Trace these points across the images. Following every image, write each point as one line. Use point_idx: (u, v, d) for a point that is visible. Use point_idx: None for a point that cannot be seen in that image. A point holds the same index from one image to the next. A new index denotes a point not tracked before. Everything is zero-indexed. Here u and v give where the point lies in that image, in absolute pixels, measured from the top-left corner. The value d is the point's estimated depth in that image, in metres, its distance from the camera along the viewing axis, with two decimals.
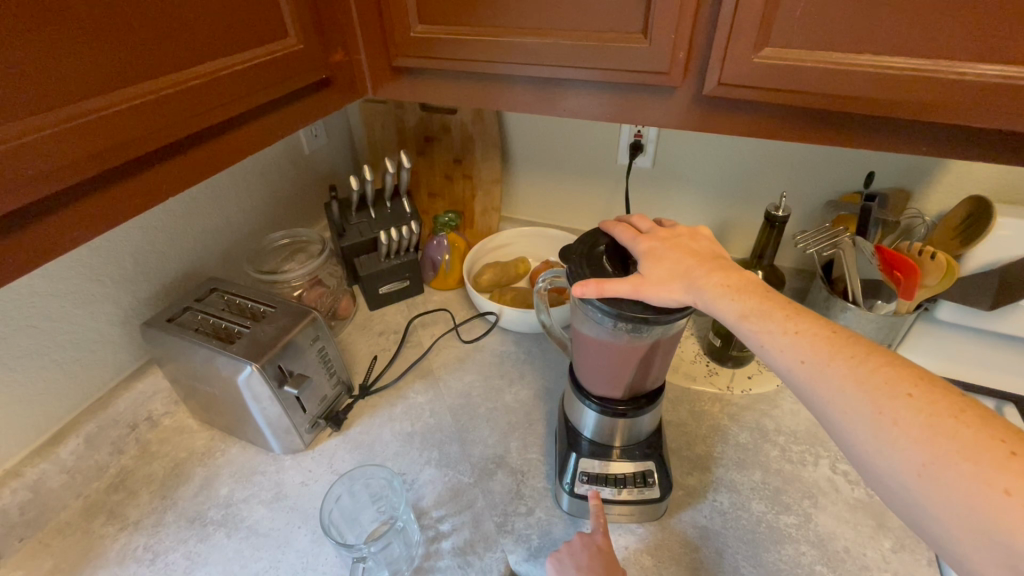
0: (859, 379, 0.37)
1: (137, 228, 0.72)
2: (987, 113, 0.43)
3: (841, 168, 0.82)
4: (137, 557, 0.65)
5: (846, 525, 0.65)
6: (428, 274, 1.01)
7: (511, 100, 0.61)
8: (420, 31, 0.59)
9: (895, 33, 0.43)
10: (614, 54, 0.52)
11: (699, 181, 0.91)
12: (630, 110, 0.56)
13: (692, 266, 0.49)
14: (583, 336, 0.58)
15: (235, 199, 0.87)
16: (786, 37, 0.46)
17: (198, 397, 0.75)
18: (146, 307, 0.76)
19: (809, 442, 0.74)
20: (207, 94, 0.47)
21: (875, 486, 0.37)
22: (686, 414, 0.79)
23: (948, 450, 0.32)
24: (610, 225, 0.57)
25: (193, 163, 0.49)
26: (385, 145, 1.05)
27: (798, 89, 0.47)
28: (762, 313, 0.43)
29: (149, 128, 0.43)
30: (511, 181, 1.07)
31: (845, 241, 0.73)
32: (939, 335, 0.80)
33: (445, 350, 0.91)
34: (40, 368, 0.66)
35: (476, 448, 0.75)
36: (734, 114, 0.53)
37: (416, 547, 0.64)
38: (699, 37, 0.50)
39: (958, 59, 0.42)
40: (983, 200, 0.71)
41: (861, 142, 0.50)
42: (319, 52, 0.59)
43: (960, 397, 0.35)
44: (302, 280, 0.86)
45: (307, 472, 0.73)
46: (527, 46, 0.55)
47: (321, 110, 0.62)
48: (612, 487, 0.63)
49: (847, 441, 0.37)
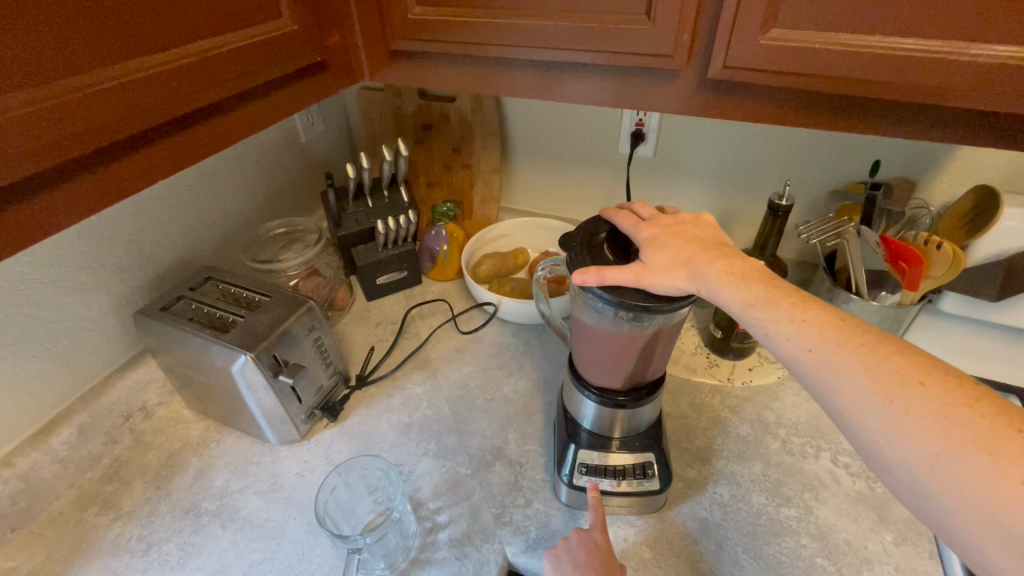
0: (869, 367, 0.36)
1: (129, 215, 0.70)
2: (1001, 96, 0.42)
3: (846, 157, 0.80)
4: (131, 548, 0.64)
5: (848, 518, 0.64)
6: (427, 263, 1.00)
7: (511, 85, 0.59)
8: (417, 14, 0.58)
9: (906, 13, 0.41)
10: (616, 37, 0.51)
11: (701, 170, 0.90)
12: (632, 94, 0.55)
13: (695, 254, 0.48)
14: (583, 324, 0.57)
15: (230, 186, 0.86)
16: (794, 19, 0.45)
17: (193, 387, 0.74)
18: (139, 296, 0.75)
19: (811, 434, 0.74)
20: (198, 75, 0.46)
21: (884, 477, 0.36)
22: (686, 406, 0.78)
23: (963, 439, 0.32)
24: (611, 212, 0.56)
25: (183, 146, 0.47)
26: (383, 133, 1.04)
27: (806, 73, 0.46)
28: (767, 300, 0.42)
29: (137, 108, 0.42)
30: (511, 171, 1.05)
31: (849, 230, 0.72)
32: (943, 326, 0.79)
33: (443, 341, 0.90)
34: (31, 356, 0.65)
35: (474, 439, 0.75)
36: (738, 99, 0.51)
37: (412, 539, 0.64)
38: (704, 18, 0.48)
39: (971, 40, 0.41)
40: (989, 188, 0.70)
41: (870, 127, 0.48)
42: (313, 33, 0.57)
43: (972, 386, 0.34)
44: (298, 269, 0.84)
45: (304, 463, 0.73)
46: (528, 28, 0.53)
47: (316, 94, 0.61)
48: (611, 478, 0.63)
49: (856, 431, 0.37)
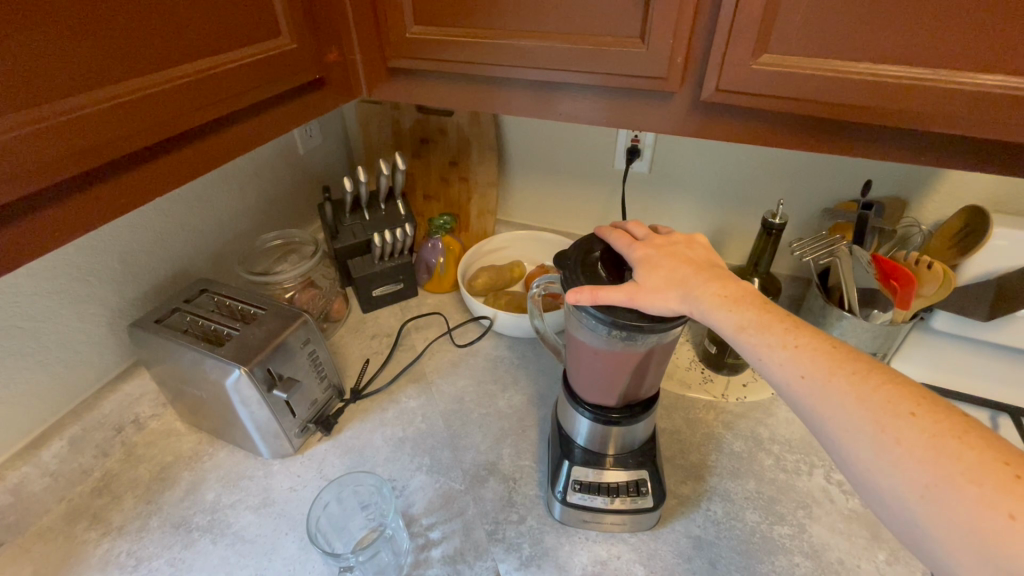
0: (861, 396, 0.37)
1: (125, 227, 0.71)
2: (987, 124, 0.43)
3: (837, 176, 0.82)
4: (119, 564, 0.63)
5: (841, 536, 0.64)
6: (423, 276, 1.00)
7: (508, 103, 0.60)
8: (415, 33, 0.59)
9: (894, 40, 0.42)
10: (611, 59, 0.52)
11: (695, 187, 0.91)
12: (627, 115, 0.56)
13: (689, 275, 0.48)
14: (577, 341, 0.57)
15: (226, 199, 0.86)
16: (786, 45, 0.45)
17: (185, 399, 0.73)
18: (134, 307, 0.75)
19: (804, 451, 0.74)
20: (199, 93, 0.46)
21: (874, 505, 0.36)
22: (680, 422, 0.78)
23: (953, 470, 0.32)
24: (605, 231, 0.56)
25: (181, 162, 0.48)
26: (381, 146, 1.05)
27: (798, 98, 0.47)
28: (760, 325, 0.43)
29: (133, 127, 0.42)
30: (508, 184, 1.06)
31: (841, 249, 0.74)
32: (934, 345, 0.80)
33: (438, 355, 0.90)
34: (23, 369, 0.64)
35: (469, 454, 0.74)
36: (731, 121, 0.52)
37: (405, 556, 0.63)
38: (698, 42, 0.49)
39: (957, 69, 0.42)
40: (978, 209, 0.71)
41: (860, 151, 0.49)
42: (312, 51, 0.58)
43: (960, 417, 0.34)
44: (293, 282, 0.84)
45: (296, 478, 0.72)
46: (525, 48, 0.54)
47: (314, 110, 0.61)
48: (605, 496, 0.63)
49: (849, 459, 0.37)
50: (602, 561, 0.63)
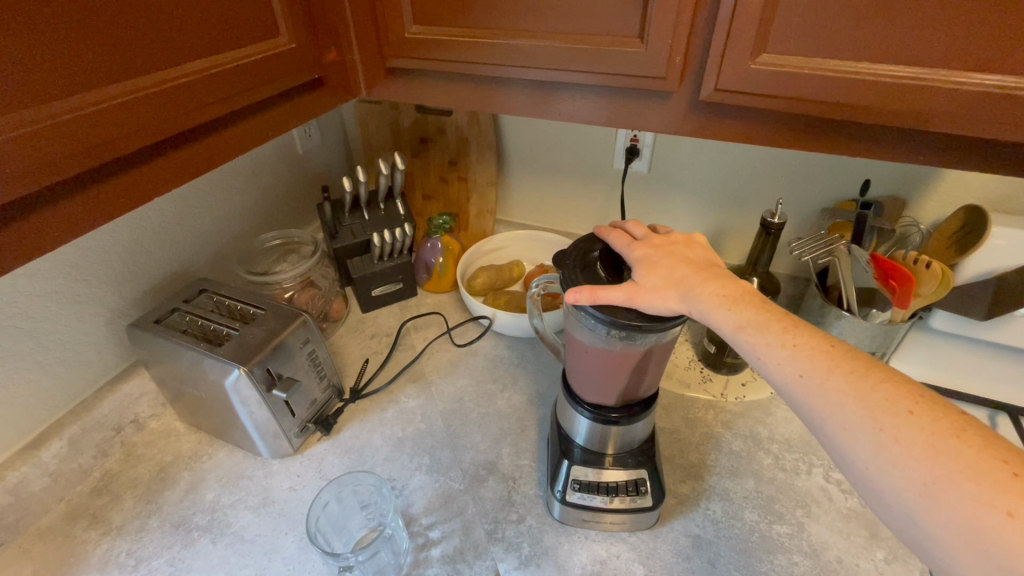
0: (860, 395, 0.37)
1: (124, 227, 0.70)
2: (985, 123, 0.43)
3: (836, 175, 0.82)
4: (119, 563, 0.64)
5: (839, 535, 0.64)
6: (422, 276, 1.00)
7: (507, 102, 0.60)
8: (414, 32, 0.59)
9: (892, 39, 0.42)
10: (610, 59, 0.52)
11: (694, 187, 0.91)
12: (626, 115, 0.56)
13: (688, 275, 0.48)
14: (576, 341, 0.57)
15: (226, 200, 0.86)
16: (784, 44, 0.45)
17: (185, 399, 0.73)
18: (133, 307, 0.75)
19: (803, 450, 0.74)
20: (198, 92, 0.46)
21: (873, 504, 0.36)
22: (679, 421, 0.78)
23: (951, 469, 0.32)
24: (604, 231, 0.56)
25: (180, 162, 0.48)
26: (380, 146, 1.05)
27: (797, 97, 0.47)
28: (759, 324, 0.43)
29: (132, 127, 0.42)
30: (507, 184, 1.06)
31: (840, 248, 0.74)
32: (933, 344, 0.80)
33: (438, 354, 0.90)
34: (22, 369, 0.64)
35: (468, 453, 0.75)
36: (730, 121, 0.52)
37: (404, 556, 0.63)
38: (696, 42, 0.49)
39: (954, 68, 0.42)
40: (977, 208, 0.71)
41: (859, 151, 0.49)
42: (311, 51, 0.58)
43: (958, 415, 0.34)
44: (293, 282, 0.84)
45: (296, 478, 0.72)
46: (523, 48, 0.54)
47: (313, 110, 0.61)
48: (604, 495, 0.63)
49: (848, 459, 0.37)
50: (601, 560, 0.63)
